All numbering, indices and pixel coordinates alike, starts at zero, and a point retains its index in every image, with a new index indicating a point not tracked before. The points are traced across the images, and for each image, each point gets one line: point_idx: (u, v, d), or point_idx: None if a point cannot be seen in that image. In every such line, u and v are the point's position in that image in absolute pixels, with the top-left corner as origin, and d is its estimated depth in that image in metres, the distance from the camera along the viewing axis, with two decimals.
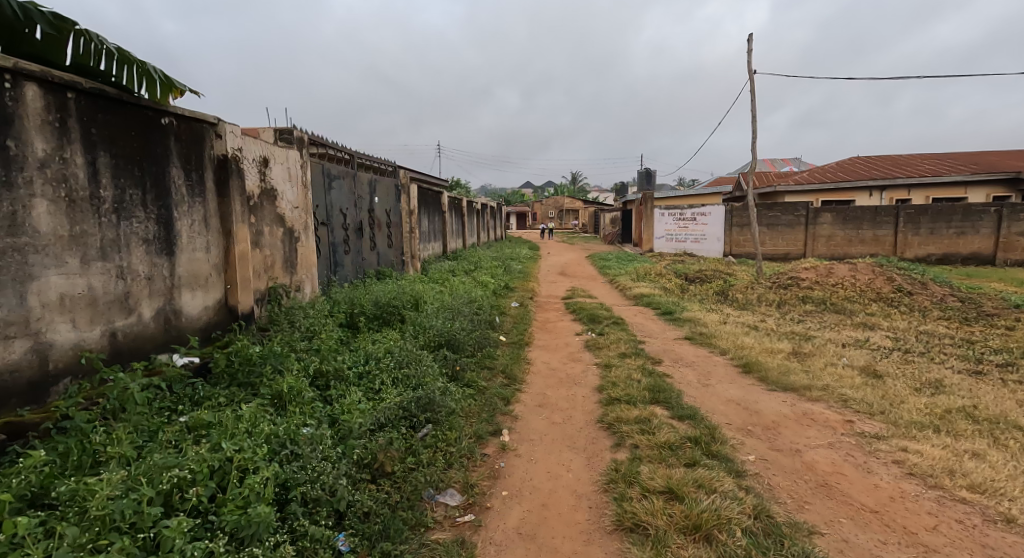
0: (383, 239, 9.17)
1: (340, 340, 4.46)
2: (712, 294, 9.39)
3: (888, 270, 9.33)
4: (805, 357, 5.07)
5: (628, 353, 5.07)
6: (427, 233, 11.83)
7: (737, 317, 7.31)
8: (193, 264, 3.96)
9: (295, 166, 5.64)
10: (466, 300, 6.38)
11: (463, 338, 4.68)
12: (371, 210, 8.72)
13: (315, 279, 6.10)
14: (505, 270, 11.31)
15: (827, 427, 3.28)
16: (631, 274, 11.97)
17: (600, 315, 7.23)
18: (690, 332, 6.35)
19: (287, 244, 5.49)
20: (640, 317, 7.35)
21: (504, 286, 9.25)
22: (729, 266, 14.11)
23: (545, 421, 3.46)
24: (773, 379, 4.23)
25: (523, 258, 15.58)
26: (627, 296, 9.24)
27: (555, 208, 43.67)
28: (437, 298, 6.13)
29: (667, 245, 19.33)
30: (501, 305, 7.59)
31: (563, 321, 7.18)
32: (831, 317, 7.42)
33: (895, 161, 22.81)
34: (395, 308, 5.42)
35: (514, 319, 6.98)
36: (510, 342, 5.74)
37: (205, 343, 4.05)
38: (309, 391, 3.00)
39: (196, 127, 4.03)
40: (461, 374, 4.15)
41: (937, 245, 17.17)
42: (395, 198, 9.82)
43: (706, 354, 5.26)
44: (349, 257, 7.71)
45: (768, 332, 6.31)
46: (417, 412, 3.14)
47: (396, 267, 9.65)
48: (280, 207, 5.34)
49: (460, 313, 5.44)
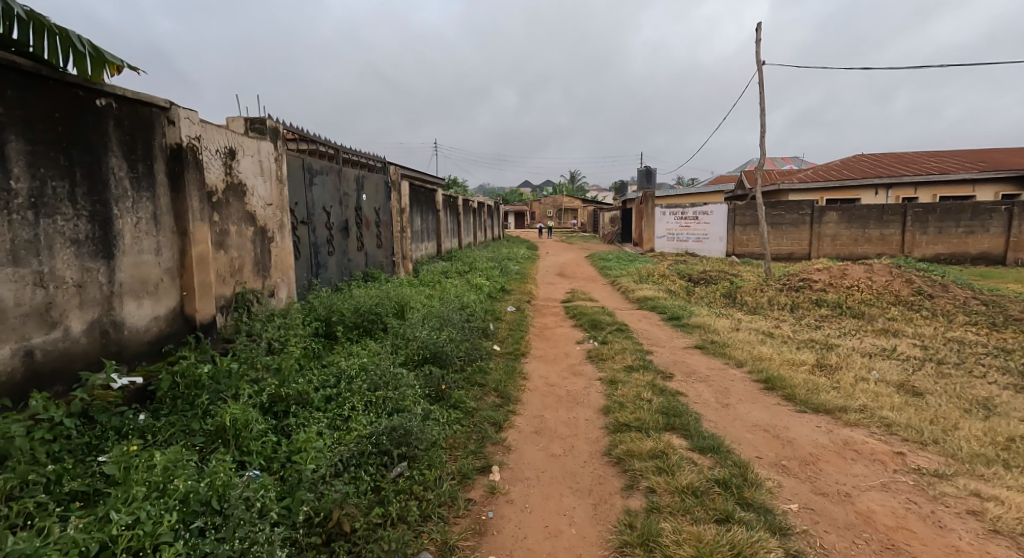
0: (371, 239, 8.67)
1: (312, 355, 3.96)
2: (720, 298, 8.91)
3: (906, 271, 8.85)
4: (831, 370, 4.59)
5: (635, 366, 4.58)
6: (420, 233, 11.33)
7: (749, 323, 6.82)
8: (139, 269, 3.44)
9: (267, 159, 5.12)
10: (456, 305, 5.90)
11: (451, 351, 4.19)
12: (358, 209, 8.22)
13: (292, 283, 5.59)
14: (501, 272, 10.82)
15: (875, 462, 2.79)
16: (633, 275, 11.50)
17: (602, 321, 6.74)
18: (701, 340, 5.86)
19: (258, 245, 4.97)
20: (645, 323, 6.86)
21: (500, 289, 8.75)
22: (733, 267, 13.65)
23: (543, 454, 2.97)
24: (802, 398, 3.74)
25: (521, 258, 15.09)
26: (630, 300, 8.75)
27: (553, 207, 43.18)
28: (424, 303, 5.65)
29: (668, 244, 18.85)
30: (496, 310, 7.09)
31: (563, 328, 6.68)
32: (849, 324, 6.93)
33: (900, 158, 22.36)
34: (377, 316, 4.92)
35: (510, 326, 6.49)
36: (505, 352, 5.24)
37: (155, 359, 3.53)
38: (259, 424, 2.49)
39: (143, 112, 3.51)
40: (448, 394, 3.64)
41: (946, 245, 16.72)
42: (385, 195, 9.32)
43: (721, 367, 4.77)
44: (334, 258, 7.22)
45: (785, 340, 5.83)
46: (392, 447, 2.61)
47: (386, 269, 9.16)
48: (250, 204, 4.82)
49: (448, 321, 4.94)
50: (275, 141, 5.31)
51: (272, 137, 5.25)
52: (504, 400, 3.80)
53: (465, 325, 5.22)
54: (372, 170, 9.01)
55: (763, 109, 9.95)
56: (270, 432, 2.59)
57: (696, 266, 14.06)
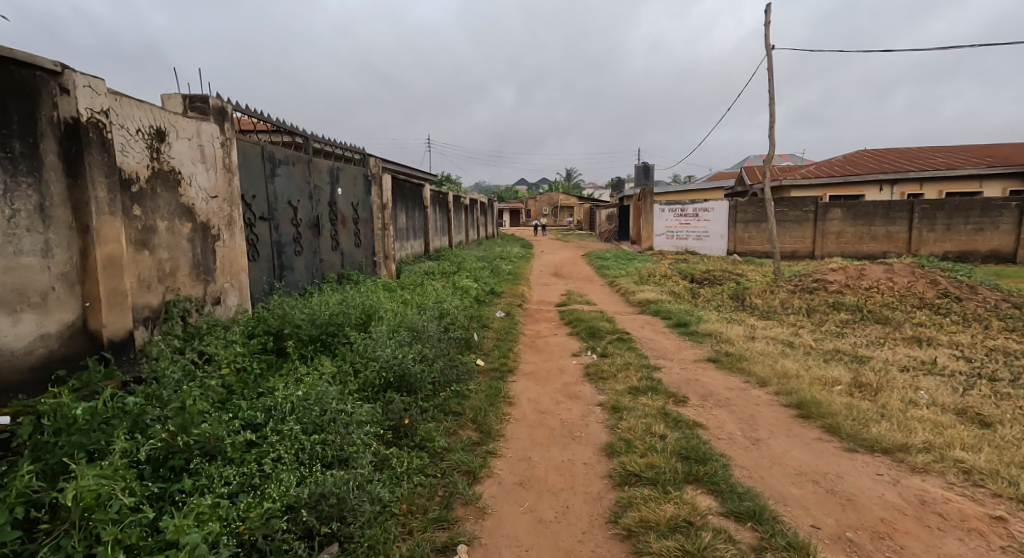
0: (347, 238, 7.94)
1: (247, 381, 3.22)
2: (728, 300, 8.23)
3: (929, 271, 8.20)
4: (873, 390, 3.90)
5: (641, 388, 3.87)
6: (405, 230, 10.59)
7: (765, 330, 6.14)
8: (16, 275, 2.71)
9: (209, 144, 4.36)
10: (435, 312, 5.17)
11: (421, 374, 3.48)
12: (332, 204, 7.49)
13: (244, 287, 4.86)
14: (492, 272, 10.11)
15: (973, 536, 2.09)
16: (632, 275, 10.81)
17: (601, 329, 6.03)
18: (714, 352, 5.16)
19: (198, 244, 4.23)
20: (649, 330, 6.16)
21: (489, 291, 8.03)
22: (737, 266, 12.99)
23: (529, 520, 2.27)
24: (850, 431, 3.04)
25: (515, 258, 14.39)
26: (630, 303, 8.06)
27: (549, 204, 42.53)
28: (398, 311, 4.91)
29: (667, 242, 18.18)
30: (483, 316, 6.38)
31: (557, 336, 5.96)
32: (874, 330, 6.25)
33: (906, 154, 21.76)
34: (339, 329, 4.20)
35: (497, 335, 5.77)
36: (490, 369, 4.52)
37: (39, 388, 2.79)
38: (127, 498, 1.78)
39: (24, 76, 2.77)
40: (411, 432, 2.94)
41: (954, 242, 16.10)
42: (364, 190, 8.60)
43: (742, 387, 4.06)
44: (302, 259, 6.49)
45: (809, 351, 5.14)
46: (317, 524, 1.97)
47: (365, 269, 8.44)
48: (186, 196, 4.08)
49: (422, 332, 4.22)
50: (222, 123, 4.55)
51: (217, 118, 4.48)
52: (484, 436, 3.08)
53: (443, 338, 4.50)
54: (350, 162, 8.29)
55: (772, 97, 9.27)
56: (149, 505, 1.88)
57: (698, 265, 13.39)
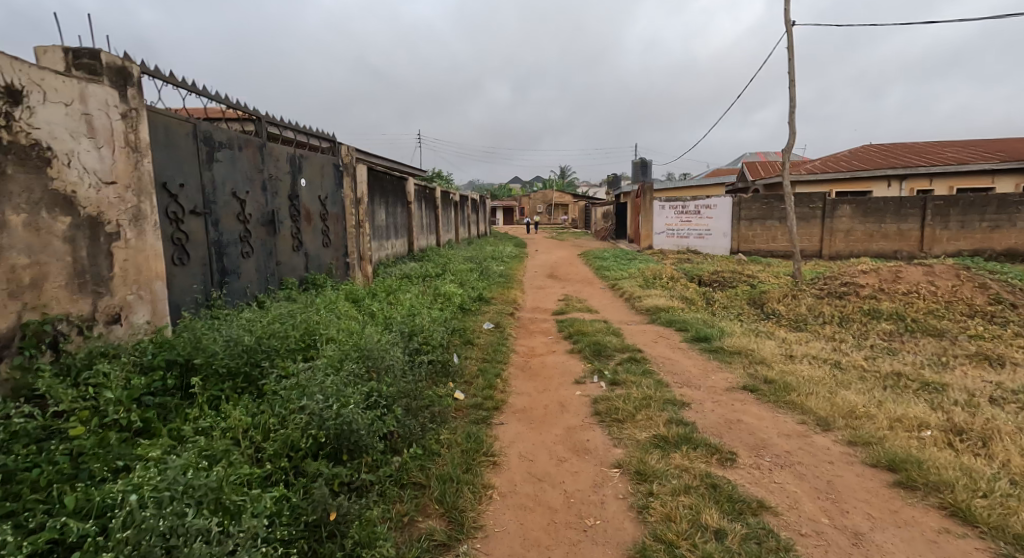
0: (312, 237, 6.93)
1: (110, 445, 2.20)
2: (747, 307, 7.29)
3: (974, 273, 7.27)
4: (979, 438, 2.94)
5: (673, 437, 2.90)
6: (384, 228, 9.56)
7: (800, 345, 5.19)
8: None
9: (102, 113, 3.30)
10: (404, 328, 4.15)
11: (370, 431, 2.49)
12: (293, 197, 6.48)
13: (162, 301, 3.78)
14: (482, 274, 9.11)
15: None
16: (636, 277, 9.79)
17: (607, 346, 5.05)
18: (750, 378, 4.19)
19: (87, 245, 3.18)
20: (664, 348, 5.17)
21: (476, 298, 7.04)
22: (746, 267, 12.05)
23: None
24: (993, 520, 2.11)
25: (508, 258, 13.40)
26: (637, 310, 7.10)
27: (544, 201, 41.57)
28: (358, 330, 3.88)
29: (667, 241, 17.17)
30: (467, 330, 5.39)
31: (555, 355, 4.97)
32: (928, 345, 5.29)
33: (915, 149, 20.94)
34: (270, 358, 3.18)
35: (484, 354, 4.78)
36: (472, 407, 3.52)
37: None
38: None
39: None
40: (340, 535, 1.98)
41: (969, 240, 15.19)
42: (334, 182, 7.59)
43: (801, 433, 3.09)
44: (252, 262, 5.48)
45: (866, 376, 4.17)
46: None
47: (334, 273, 7.41)
48: (61, 181, 3.03)
49: (383, 361, 3.21)
50: (123, 89, 3.48)
51: (115, 80, 3.41)
52: (454, 533, 2.11)
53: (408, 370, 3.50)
54: (317, 151, 7.29)
55: (791, 79, 8.28)
56: None
57: (704, 266, 12.42)
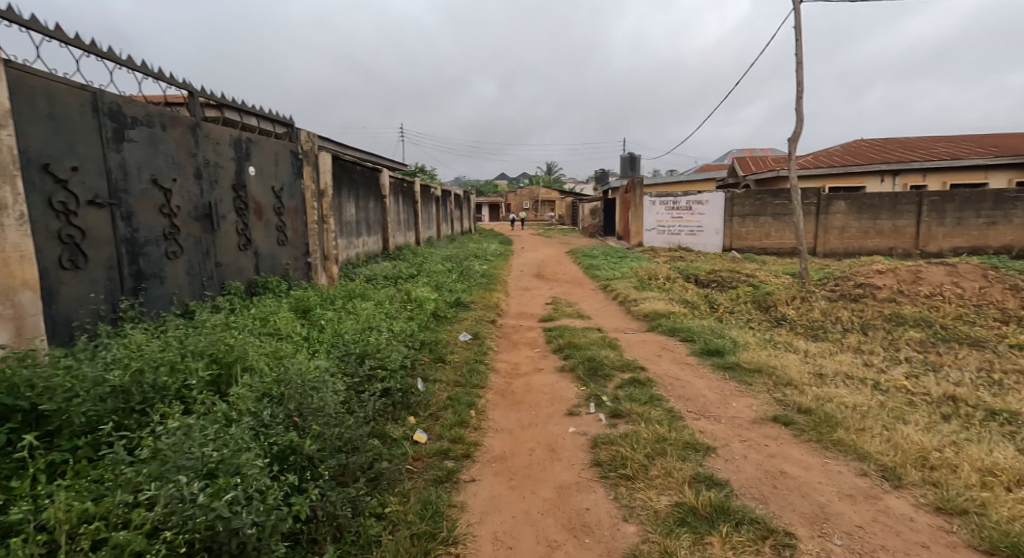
0: (264, 233, 6.05)
1: None
2: (754, 311, 6.58)
3: (1000, 274, 6.63)
4: None
5: (704, 507, 2.12)
6: (354, 224, 8.68)
7: (827, 359, 4.47)
8: None
9: None
10: (352, 348, 3.32)
11: (269, 527, 1.66)
12: (238, 188, 5.59)
13: (32, 316, 2.91)
14: (462, 275, 8.29)
15: None
16: (629, 278, 9.01)
17: (604, 363, 4.26)
18: (780, 406, 3.44)
19: None
20: (670, 364, 4.41)
21: (452, 304, 6.21)
22: (742, 266, 11.39)
23: None
24: None
25: (492, 256, 12.60)
26: (634, 316, 6.34)
27: (530, 197, 40.81)
28: (293, 354, 3.04)
29: (658, 237, 16.47)
30: (438, 344, 4.57)
31: (542, 375, 4.18)
32: (970, 357, 4.60)
33: (907, 143, 20.52)
34: (154, 397, 2.32)
35: (457, 375, 3.98)
36: (436, 457, 2.71)
37: None
38: None
39: None
40: None
41: (965, 237, 14.70)
42: (292, 171, 6.69)
43: (869, 493, 2.34)
44: (182, 264, 4.59)
45: (919, 402, 3.44)
46: None
47: (292, 275, 6.53)
48: None
49: (313, 400, 2.38)
50: None
51: None
52: None
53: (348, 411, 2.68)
54: (270, 136, 6.38)
55: (798, 61, 7.58)
56: None
57: (698, 264, 11.74)
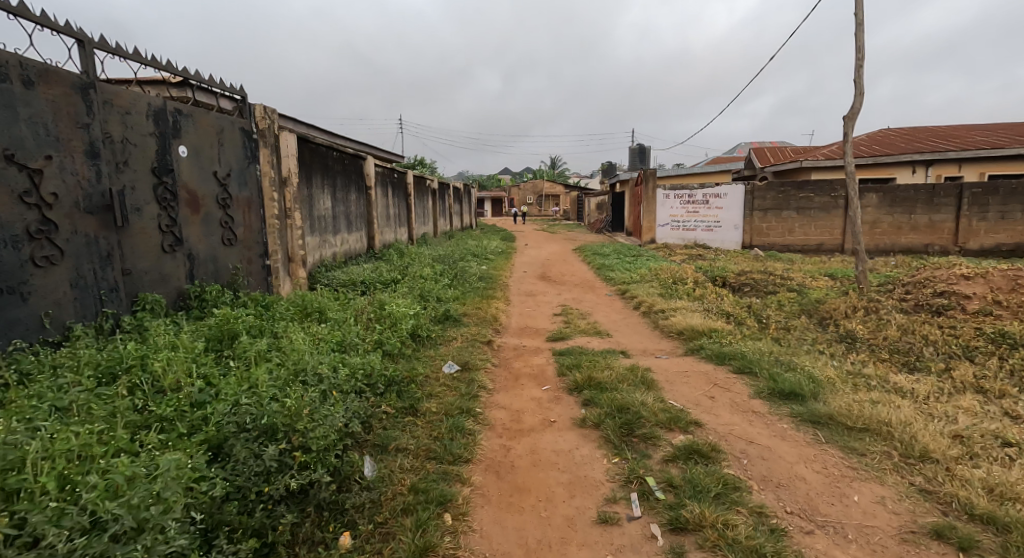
0: (201, 231, 4.80)
1: None
2: (811, 327, 5.30)
3: None
4: None
5: None
6: (329, 219, 7.43)
7: (951, 407, 3.20)
8: None
9: None
10: (255, 418, 2.05)
11: None
12: (161, 173, 4.33)
13: None
14: (453, 280, 7.04)
15: None
16: (649, 282, 7.74)
17: (642, 415, 3.00)
18: (936, 505, 2.19)
19: None
20: (734, 415, 3.15)
21: (437, 319, 4.96)
22: (770, 267, 10.06)
23: None
24: None
25: (491, 255, 11.35)
26: (664, 334, 5.07)
27: (534, 192, 39.56)
28: (141, 442, 1.78)
29: (672, 234, 15.15)
30: (410, 383, 3.33)
31: (555, 434, 2.93)
32: None
33: (939, 133, 19.09)
34: None
35: (431, 437, 2.73)
36: None
37: None
38: None
39: None
40: None
41: (1010, 233, 13.30)
42: (242, 154, 5.43)
43: None
44: (64, 274, 3.35)
45: None
46: None
47: (242, 281, 5.29)
48: None
49: None
50: None
51: None
52: None
53: None
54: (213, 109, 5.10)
55: (859, 22, 6.27)
56: None
57: (722, 265, 10.44)
